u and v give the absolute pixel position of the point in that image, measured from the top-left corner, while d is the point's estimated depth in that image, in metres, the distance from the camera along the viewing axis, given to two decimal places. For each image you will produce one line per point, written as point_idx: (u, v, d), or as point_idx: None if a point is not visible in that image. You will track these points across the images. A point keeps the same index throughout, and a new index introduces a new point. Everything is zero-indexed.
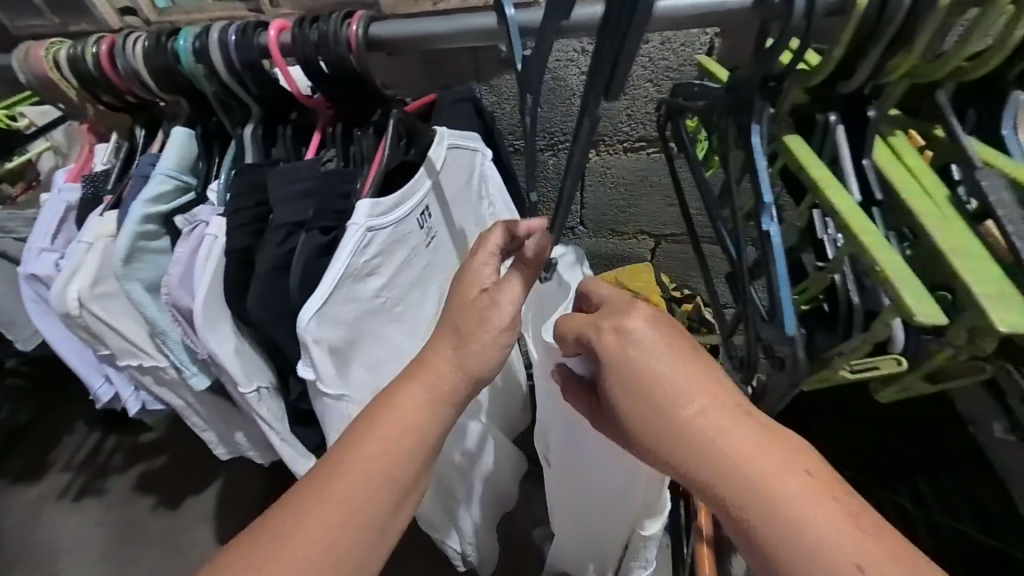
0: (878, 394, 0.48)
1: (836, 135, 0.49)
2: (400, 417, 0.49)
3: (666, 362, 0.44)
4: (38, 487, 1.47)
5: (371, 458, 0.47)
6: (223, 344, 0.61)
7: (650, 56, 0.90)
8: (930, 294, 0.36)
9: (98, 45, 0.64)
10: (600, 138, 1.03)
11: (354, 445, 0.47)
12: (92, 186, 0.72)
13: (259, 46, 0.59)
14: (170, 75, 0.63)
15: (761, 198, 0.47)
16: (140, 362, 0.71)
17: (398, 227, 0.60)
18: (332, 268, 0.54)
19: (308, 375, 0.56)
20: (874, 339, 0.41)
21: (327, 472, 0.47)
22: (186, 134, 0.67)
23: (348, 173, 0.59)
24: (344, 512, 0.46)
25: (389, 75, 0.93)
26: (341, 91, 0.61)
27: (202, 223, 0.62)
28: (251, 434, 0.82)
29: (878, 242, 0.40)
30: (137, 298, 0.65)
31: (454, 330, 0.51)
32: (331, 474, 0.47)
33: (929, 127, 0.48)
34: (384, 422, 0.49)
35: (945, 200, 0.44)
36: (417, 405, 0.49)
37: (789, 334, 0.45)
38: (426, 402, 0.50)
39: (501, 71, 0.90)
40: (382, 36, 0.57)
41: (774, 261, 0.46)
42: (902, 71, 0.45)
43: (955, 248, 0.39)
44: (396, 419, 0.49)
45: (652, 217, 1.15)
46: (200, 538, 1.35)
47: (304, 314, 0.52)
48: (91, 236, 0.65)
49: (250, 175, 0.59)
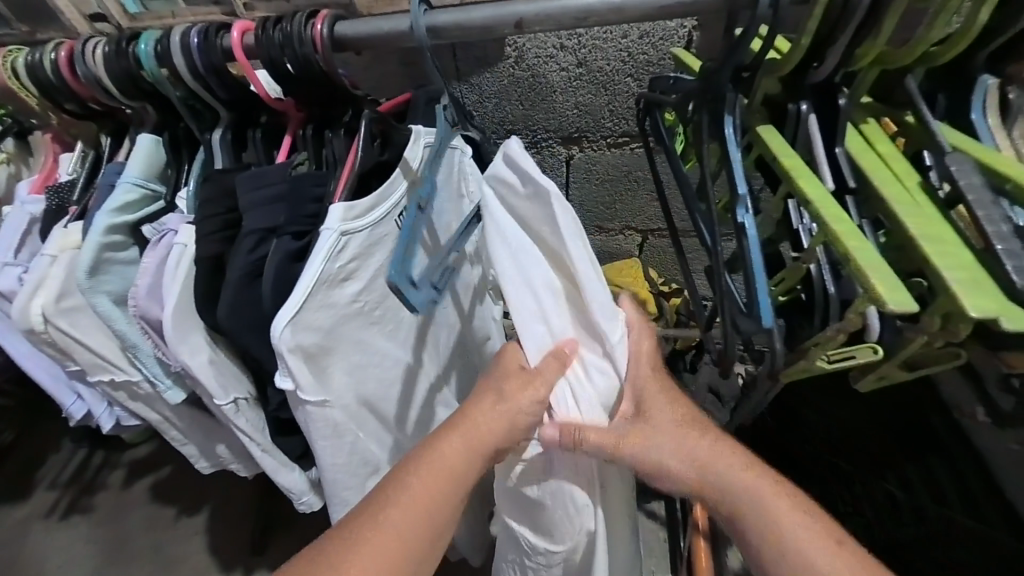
0: (859, 384, 0.47)
1: (808, 124, 0.49)
2: (440, 465, 0.50)
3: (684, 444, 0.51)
4: (23, 507, 1.43)
5: (411, 503, 0.49)
6: (197, 356, 0.60)
7: (629, 51, 0.89)
8: (901, 282, 0.36)
9: (56, 51, 0.62)
10: (583, 134, 1.02)
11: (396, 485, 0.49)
12: (57, 198, 0.70)
13: (223, 49, 0.58)
14: (132, 81, 0.61)
15: (736, 190, 0.47)
16: (113, 376, 0.69)
17: (375, 230, 0.59)
18: (305, 274, 0.53)
19: (285, 385, 0.55)
20: (849, 329, 0.40)
21: (376, 505, 0.49)
22: (153, 141, 0.65)
23: (320, 176, 0.58)
24: (389, 549, 0.47)
25: (367, 76, 0.92)
26: (310, 91, 0.60)
27: (171, 232, 0.61)
28: (233, 446, 0.80)
29: (850, 230, 0.39)
30: (105, 312, 0.63)
31: (497, 389, 0.52)
32: (376, 509, 0.49)
33: (901, 113, 0.48)
34: (427, 466, 0.50)
35: (916, 186, 0.43)
36: (456, 453, 0.51)
37: (766, 326, 0.45)
38: (462, 450, 0.51)
39: (481, 71, 0.95)
40: (349, 35, 0.56)
41: (750, 252, 0.46)
42: (871, 58, 0.45)
43: (927, 235, 0.39)
44: (437, 466, 0.50)
45: (638, 213, 1.15)
46: (193, 552, 1.33)
47: (277, 323, 0.51)
48: (55, 249, 0.63)
49: (219, 181, 0.58)
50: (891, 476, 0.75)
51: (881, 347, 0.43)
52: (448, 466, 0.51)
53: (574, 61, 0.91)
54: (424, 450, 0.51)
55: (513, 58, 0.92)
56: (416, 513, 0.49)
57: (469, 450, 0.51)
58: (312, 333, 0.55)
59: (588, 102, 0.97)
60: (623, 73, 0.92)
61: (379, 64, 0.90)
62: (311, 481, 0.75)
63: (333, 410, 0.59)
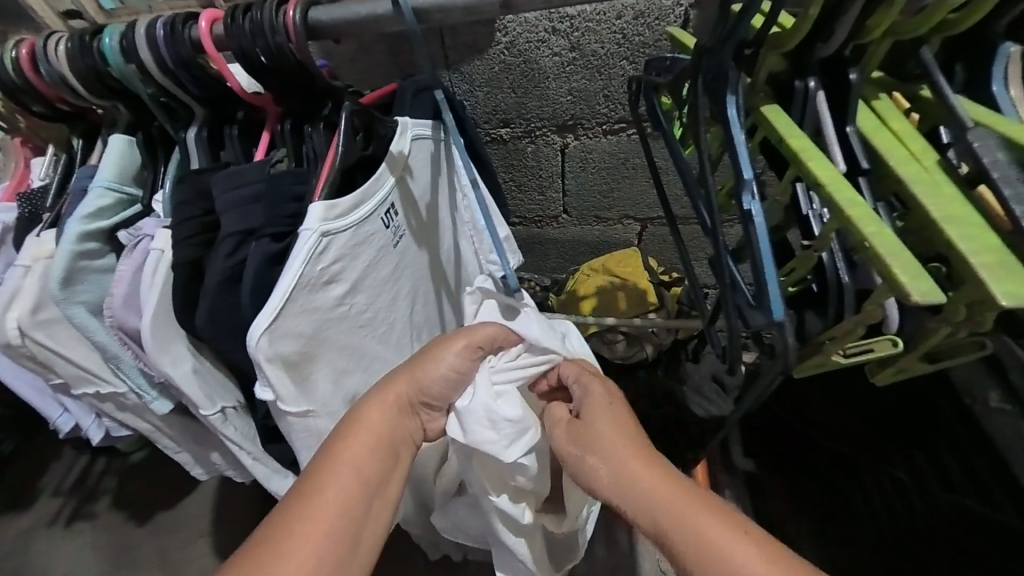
0: (876, 375, 0.47)
1: (817, 102, 0.45)
2: (366, 432, 0.53)
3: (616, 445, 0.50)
4: (26, 517, 1.43)
5: (345, 479, 0.49)
6: (179, 366, 0.57)
7: (624, 32, 0.85)
8: (925, 269, 0.33)
9: (16, 49, 0.59)
10: (577, 121, 0.98)
11: (323, 468, 0.50)
12: (29, 205, 0.67)
13: (192, 41, 0.55)
14: (99, 79, 0.58)
15: (741, 175, 0.43)
16: (98, 388, 0.67)
17: (359, 229, 0.56)
18: (283, 278, 0.49)
19: (265, 396, 0.52)
20: (868, 321, 0.39)
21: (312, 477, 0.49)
22: (126, 142, 0.61)
23: (300, 173, 0.55)
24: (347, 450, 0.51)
25: (351, 68, 0.88)
26: (286, 85, 0.57)
27: (147, 237, 0.58)
28: (227, 452, 0.79)
29: (864, 213, 0.36)
30: (82, 322, 0.60)
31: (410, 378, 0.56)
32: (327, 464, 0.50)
33: (915, 87, 0.46)
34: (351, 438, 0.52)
35: (934, 164, 0.41)
36: (380, 416, 0.54)
37: (778, 320, 0.42)
38: (389, 414, 0.55)
39: (471, 57, 0.91)
40: (324, 22, 0.53)
41: (758, 241, 0.43)
42: (883, 29, 0.41)
43: (950, 218, 0.36)
44: (362, 434, 0.53)
45: (634, 201, 1.12)
46: (197, 555, 1.32)
47: (253, 332, 0.48)
48: (28, 259, 0.60)
49: (194, 182, 0.55)
50: (899, 463, 0.75)
51: (903, 338, 0.40)
52: (367, 424, 0.53)
53: (566, 45, 0.87)
54: (351, 418, 0.54)
55: (503, 43, 0.88)
56: (365, 431, 0.53)
57: (386, 408, 0.55)
58: (293, 341, 0.52)
59: (581, 88, 0.93)
60: (619, 55, 0.88)
61: (362, 53, 0.86)
62: None
63: (322, 416, 0.56)
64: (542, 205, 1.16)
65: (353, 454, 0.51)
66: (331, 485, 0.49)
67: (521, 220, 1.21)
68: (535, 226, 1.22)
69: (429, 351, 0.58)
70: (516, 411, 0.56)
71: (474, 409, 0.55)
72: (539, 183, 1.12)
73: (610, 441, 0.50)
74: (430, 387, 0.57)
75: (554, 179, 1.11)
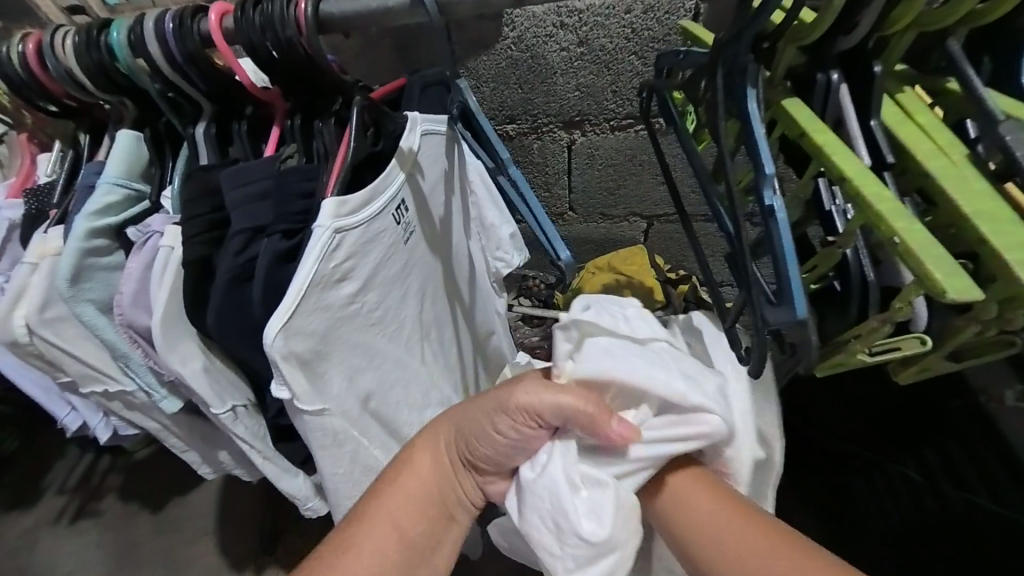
0: (899, 375, 0.46)
1: (839, 96, 0.44)
2: (409, 488, 0.52)
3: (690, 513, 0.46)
4: (32, 515, 1.43)
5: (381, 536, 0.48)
6: (188, 365, 0.57)
7: (633, 27, 0.84)
8: (959, 266, 0.33)
9: (22, 44, 0.58)
10: (585, 117, 0.97)
11: (360, 518, 0.49)
12: (36, 202, 0.67)
13: (201, 35, 0.54)
14: (106, 73, 0.57)
15: (761, 170, 0.42)
16: (105, 387, 0.66)
17: (370, 226, 0.55)
18: (297, 276, 0.49)
19: (280, 394, 0.52)
20: (895, 319, 0.38)
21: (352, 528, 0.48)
22: (133, 138, 0.61)
23: (309, 170, 0.53)
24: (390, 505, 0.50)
25: (357, 63, 0.87)
26: (295, 79, 0.56)
27: (155, 234, 0.57)
28: (234, 451, 0.79)
29: (893, 208, 0.36)
30: (90, 320, 0.60)
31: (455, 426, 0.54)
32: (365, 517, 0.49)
33: (940, 80, 0.44)
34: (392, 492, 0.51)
35: (963, 158, 0.40)
36: (425, 472, 0.53)
37: (800, 318, 0.41)
38: (434, 469, 0.53)
39: (477, 52, 0.90)
40: (335, 15, 0.52)
41: (779, 239, 0.42)
42: (908, 21, 0.41)
43: (982, 214, 0.35)
44: (405, 489, 0.51)
45: (641, 198, 1.11)
46: (203, 553, 1.32)
47: (268, 330, 0.48)
48: (34, 256, 0.59)
49: (203, 178, 0.54)
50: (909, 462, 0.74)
51: (930, 337, 0.39)
52: (412, 480, 0.52)
53: (574, 40, 0.86)
54: (394, 471, 0.53)
55: (511, 38, 0.87)
56: (412, 482, 0.52)
57: (435, 463, 0.54)
58: (306, 339, 0.51)
59: (589, 83, 0.92)
60: (627, 50, 0.86)
61: (369, 48, 0.85)
62: (315, 485, 0.73)
63: (334, 415, 0.55)
64: (548, 203, 1.15)
65: (393, 510, 0.50)
66: (375, 527, 0.48)
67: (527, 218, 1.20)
68: None
69: (509, 391, 0.50)
70: (599, 532, 0.45)
71: (540, 499, 0.48)
72: (545, 180, 1.11)
73: (689, 510, 0.46)
74: (483, 455, 0.52)
75: (560, 176, 1.10)
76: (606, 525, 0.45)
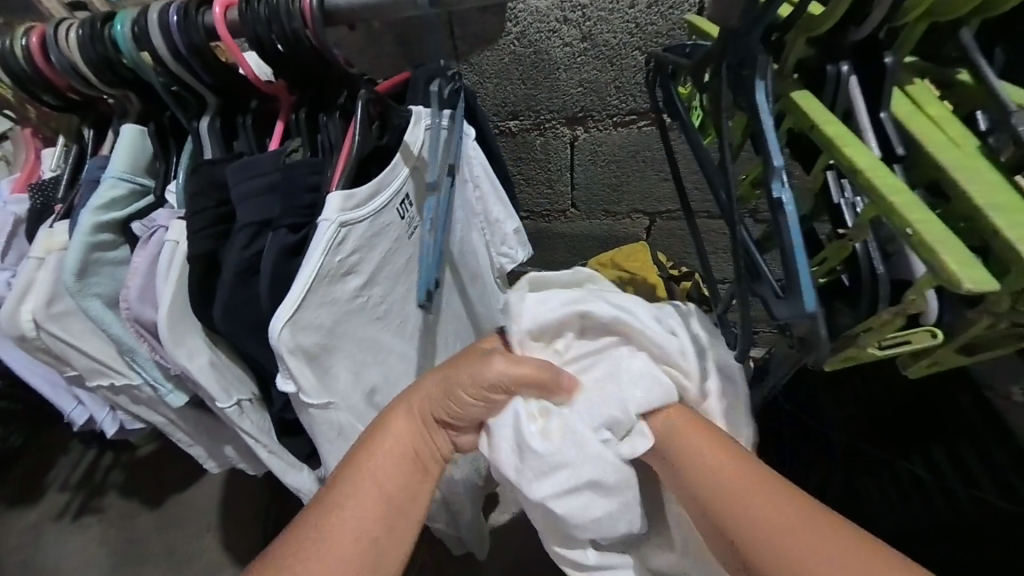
0: (909, 369, 0.46)
1: (850, 88, 0.44)
2: (384, 453, 0.51)
3: (705, 457, 0.48)
4: (37, 509, 1.44)
5: (361, 502, 0.49)
6: (195, 359, 0.57)
7: (637, 22, 0.83)
8: (976, 257, 0.32)
9: (27, 37, 0.58)
10: (587, 113, 0.97)
11: (336, 500, 0.49)
12: (41, 196, 0.67)
13: (206, 28, 0.54)
14: (110, 67, 0.57)
15: (772, 162, 0.42)
16: (112, 381, 0.67)
17: (376, 220, 0.55)
18: (304, 269, 0.49)
19: (287, 388, 0.52)
20: (908, 311, 0.38)
21: (329, 495, 0.49)
22: (138, 132, 0.61)
23: (315, 163, 0.54)
24: (364, 472, 0.50)
25: (361, 58, 0.87)
26: (300, 72, 0.56)
27: (161, 229, 0.57)
28: (240, 446, 0.79)
29: (908, 200, 0.35)
30: (97, 315, 0.60)
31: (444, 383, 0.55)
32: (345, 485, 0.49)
33: (952, 71, 0.44)
34: (366, 456, 0.51)
35: (975, 150, 0.39)
36: (401, 431, 0.53)
37: (810, 311, 0.41)
38: (407, 428, 0.53)
39: (481, 48, 0.90)
40: (340, 6, 0.51)
41: (788, 231, 0.41)
42: (921, 11, 0.40)
43: (996, 205, 0.35)
44: (380, 452, 0.51)
45: (644, 195, 1.10)
46: (206, 548, 1.33)
47: (276, 324, 0.48)
48: (41, 251, 0.60)
49: (209, 172, 0.54)
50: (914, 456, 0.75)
51: (940, 330, 0.40)
52: (383, 441, 0.52)
53: (578, 35, 0.86)
54: (369, 433, 0.53)
55: (514, 33, 0.87)
56: (386, 444, 0.52)
57: (407, 422, 0.54)
58: (313, 334, 0.51)
59: (593, 79, 0.91)
60: (631, 46, 0.86)
61: (372, 42, 0.84)
62: (320, 479, 0.74)
63: (341, 410, 0.55)
64: (551, 199, 1.15)
65: (368, 476, 0.50)
66: (352, 500, 0.49)
67: (530, 214, 1.20)
68: (543, 220, 1.21)
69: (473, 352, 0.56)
70: (545, 447, 0.51)
71: (503, 439, 0.53)
72: (548, 176, 1.11)
73: (698, 455, 0.48)
74: (458, 414, 0.54)
75: (563, 172, 1.09)
76: (551, 442, 0.51)
